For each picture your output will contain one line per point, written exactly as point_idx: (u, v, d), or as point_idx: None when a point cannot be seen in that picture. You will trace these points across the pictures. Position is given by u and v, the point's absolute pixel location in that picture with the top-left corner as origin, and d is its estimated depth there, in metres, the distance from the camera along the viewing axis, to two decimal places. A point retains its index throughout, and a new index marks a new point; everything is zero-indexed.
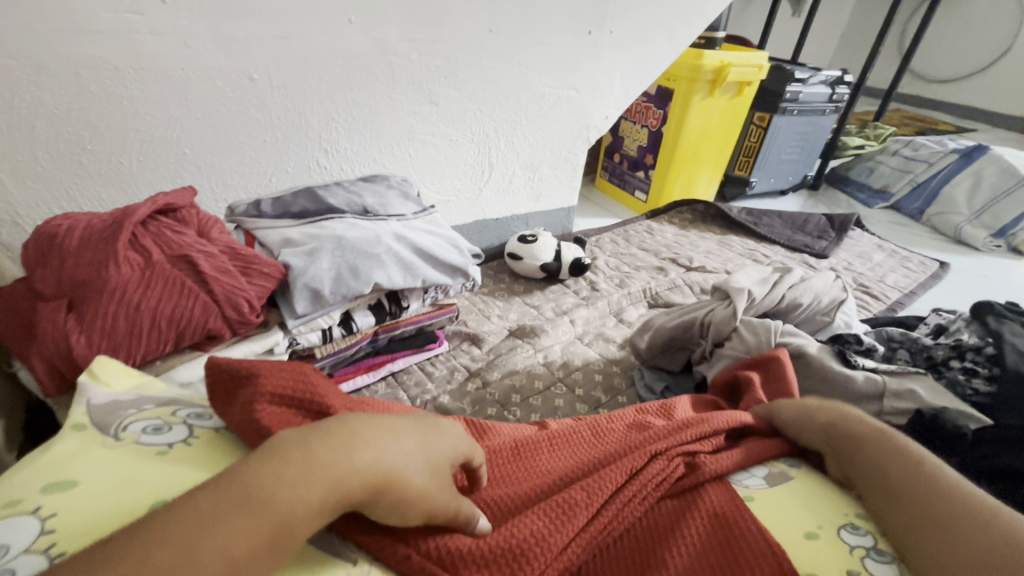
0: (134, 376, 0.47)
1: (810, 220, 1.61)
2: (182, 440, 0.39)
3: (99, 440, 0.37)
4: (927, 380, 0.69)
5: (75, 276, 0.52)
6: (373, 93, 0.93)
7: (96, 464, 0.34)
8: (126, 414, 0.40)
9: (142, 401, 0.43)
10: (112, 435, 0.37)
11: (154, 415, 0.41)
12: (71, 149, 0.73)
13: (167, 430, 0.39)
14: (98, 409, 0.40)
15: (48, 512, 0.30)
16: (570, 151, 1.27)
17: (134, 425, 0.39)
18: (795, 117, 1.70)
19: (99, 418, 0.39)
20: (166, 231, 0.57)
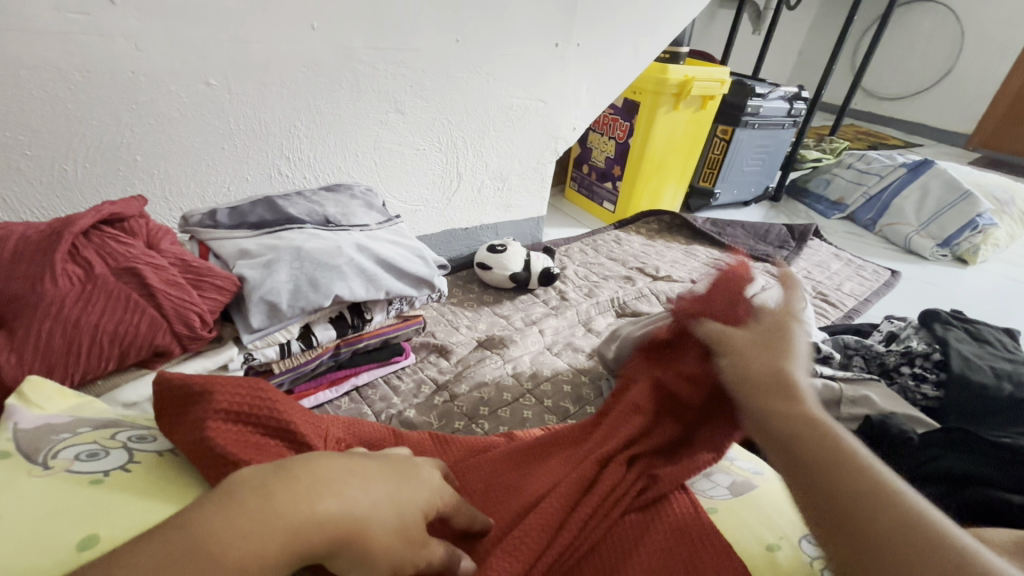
0: (68, 397, 0.44)
1: (771, 230, 1.66)
2: (120, 467, 0.36)
3: (24, 469, 0.33)
4: (881, 386, 0.71)
5: (7, 289, 0.48)
6: (338, 101, 0.92)
7: (20, 495, 0.31)
8: (57, 439, 0.37)
9: (77, 424, 0.39)
10: (39, 464, 0.34)
11: (89, 439, 0.38)
12: (8, 154, 0.69)
13: (103, 456, 0.36)
14: (25, 434, 0.36)
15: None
16: (539, 161, 1.27)
17: (66, 452, 0.36)
18: (756, 131, 1.76)
19: (26, 443, 0.36)
20: (111, 242, 0.55)
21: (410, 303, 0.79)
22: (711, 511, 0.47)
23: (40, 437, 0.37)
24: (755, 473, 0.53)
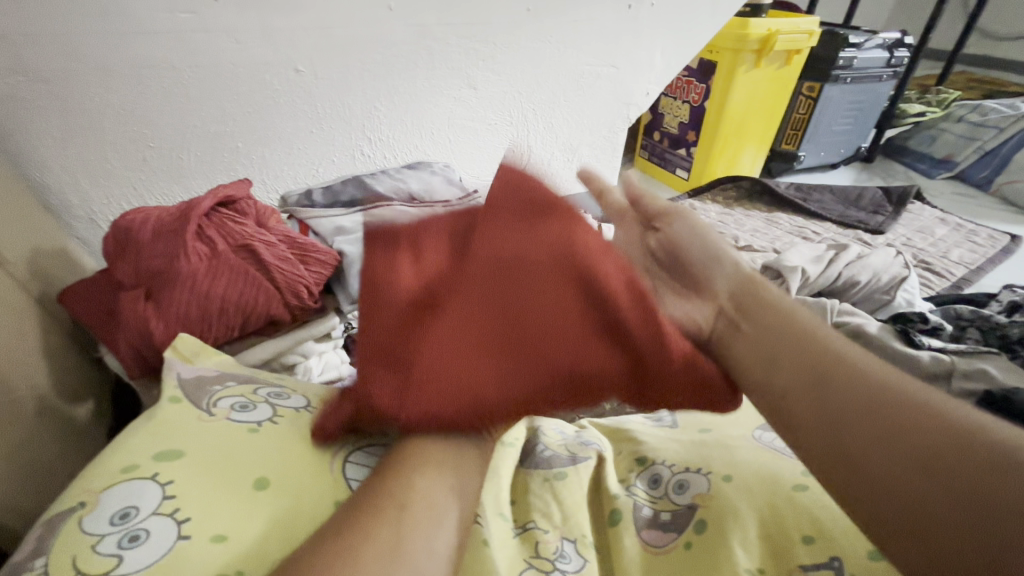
0: (211, 353, 0.53)
1: (864, 195, 1.53)
2: (268, 419, 0.44)
3: (194, 414, 0.43)
4: (1000, 359, 0.64)
5: (151, 266, 0.55)
6: (414, 80, 0.94)
7: (196, 437, 0.40)
8: (213, 390, 0.46)
9: (225, 377, 0.49)
10: (205, 411, 0.43)
11: (238, 392, 0.47)
12: (136, 147, 0.78)
13: (252, 408, 0.45)
14: (188, 385, 0.46)
15: (165, 479, 0.37)
16: (610, 129, 1.24)
17: (224, 403, 0.45)
18: (848, 86, 1.61)
19: (191, 392, 0.45)
20: (228, 222, 0.60)
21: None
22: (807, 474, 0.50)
23: (200, 388, 0.46)
24: None
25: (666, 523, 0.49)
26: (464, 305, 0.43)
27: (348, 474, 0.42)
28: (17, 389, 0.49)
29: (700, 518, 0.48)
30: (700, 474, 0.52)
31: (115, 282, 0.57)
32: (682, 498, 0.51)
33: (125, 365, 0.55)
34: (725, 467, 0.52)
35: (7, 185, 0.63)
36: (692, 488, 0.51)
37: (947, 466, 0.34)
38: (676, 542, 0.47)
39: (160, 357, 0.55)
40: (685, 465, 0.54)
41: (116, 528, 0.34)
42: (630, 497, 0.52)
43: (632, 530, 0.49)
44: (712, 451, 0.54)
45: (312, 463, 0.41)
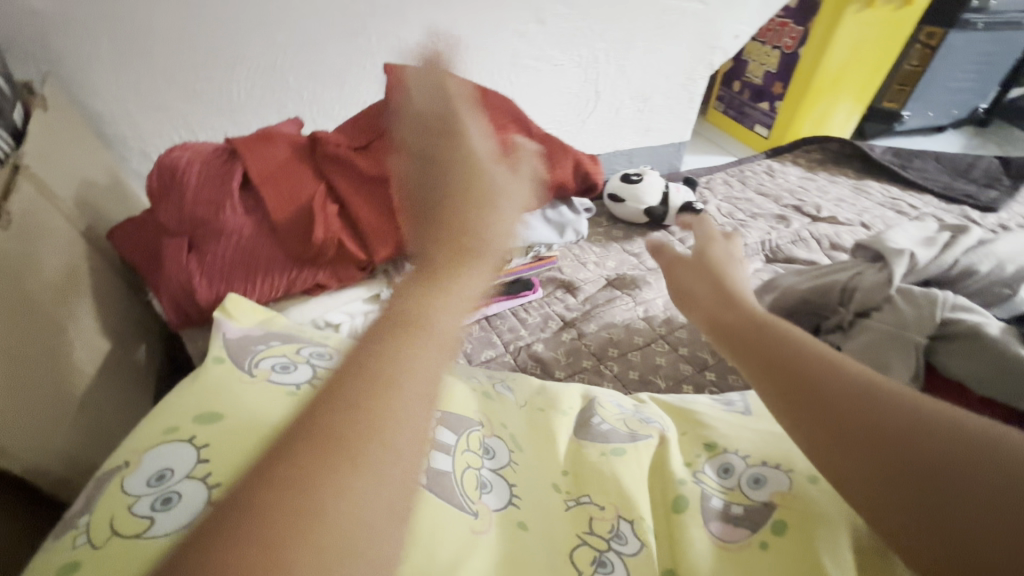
0: (261, 312, 0.51)
1: (976, 165, 1.33)
2: (307, 380, 0.41)
3: (237, 375, 0.41)
4: None
5: (195, 215, 0.52)
6: (476, 11, 0.85)
7: (237, 399, 0.38)
8: (257, 351, 0.44)
9: (269, 336, 0.47)
10: (247, 372, 0.41)
11: (280, 351, 0.44)
12: (185, 77, 0.74)
13: (292, 369, 0.43)
14: (233, 343, 0.44)
15: (201, 443, 0.34)
16: (689, 77, 1.11)
17: (266, 363, 0.42)
18: (978, 33, 1.37)
19: (235, 351, 0.43)
20: (281, 176, 0.55)
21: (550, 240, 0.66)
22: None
23: (245, 347, 0.44)
24: None
25: (737, 517, 0.45)
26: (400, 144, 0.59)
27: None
28: (66, 334, 0.48)
29: (779, 518, 0.44)
30: (777, 471, 0.48)
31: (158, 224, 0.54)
32: (758, 494, 0.47)
33: (169, 317, 0.53)
34: (809, 468, 0.48)
35: (57, 113, 0.60)
36: (770, 484, 0.47)
37: (988, 502, 0.29)
38: (749, 540, 0.43)
39: (203, 313, 0.52)
40: (761, 459, 0.50)
41: (152, 489, 0.32)
42: (698, 485, 0.48)
43: (700, 520, 0.45)
44: (797, 452, 0.50)
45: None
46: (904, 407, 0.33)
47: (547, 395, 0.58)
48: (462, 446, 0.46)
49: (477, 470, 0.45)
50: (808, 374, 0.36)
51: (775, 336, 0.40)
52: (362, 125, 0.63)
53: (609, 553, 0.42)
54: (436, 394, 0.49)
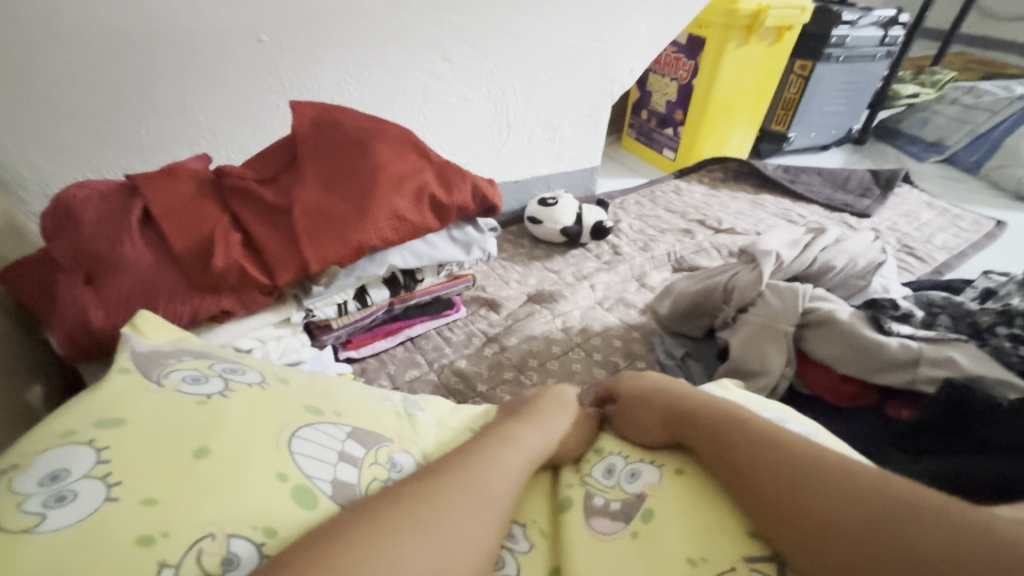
0: (173, 331, 0.51)
1: (852, 177, 1.50)
2: (219, 393, 0.42)
3: (142, 384, 0.41)
4: (971, 347, 0.64)
5: (92, 249, 0.53)
6: (385, 52, 0.90)
7: (140, 405, 0.39)
8: (166, 363, 0.44)
9: (180, 352, 0.47)
10: (154, 381, 0.42)
11: (192, 366, 0.45)
12: (89, 118, 0.75)
13: (203, 381, 0.43)
14: (141, 356, 0.45)
15: (102, 445, 0.35)
16: (593, 107, 1.21)
17: (176, 374, 0.43)
18: (841, 65, 1.57)
19: (143, 363, 0.44)
20: (183, 208, 0.57)
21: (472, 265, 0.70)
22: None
23: (153, 360, 0.44)
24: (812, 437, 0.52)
25: (614, 512, 0.47)
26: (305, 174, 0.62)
27: (295, 447, 0.41)
28: None
29: (647, 507, 0.46)
30: (652, 465, 0.51)
31: (53, 260, 0.55)
32: (633, 487, 0.49)
33: (64, 351, 0.53)
34: (678, 462, 0.50)
35: None
36: (643, 477, 0.49)
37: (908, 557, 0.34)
38: (623, 531, 0.45)
39: (101, 345, 0.53)
40: (639, 457, 0.52)
41: (44, 488, 0.33)
42: (583, 486, 0.50)
43: (581, 516, 0.47)
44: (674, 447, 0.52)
45: (257, 434, 0.40)
46: (859, 486, 0.39)
47: (459, 416, 0.59)
48: (369, 459, 0.44)
49: (385, 483, 0.44)
50: (770, 488, 0.42)
51: (737, 441, 0.46)
52: (269, 160, 0.66)
53: (504, 552, 0.45)
54: (343, 409, 0.47)
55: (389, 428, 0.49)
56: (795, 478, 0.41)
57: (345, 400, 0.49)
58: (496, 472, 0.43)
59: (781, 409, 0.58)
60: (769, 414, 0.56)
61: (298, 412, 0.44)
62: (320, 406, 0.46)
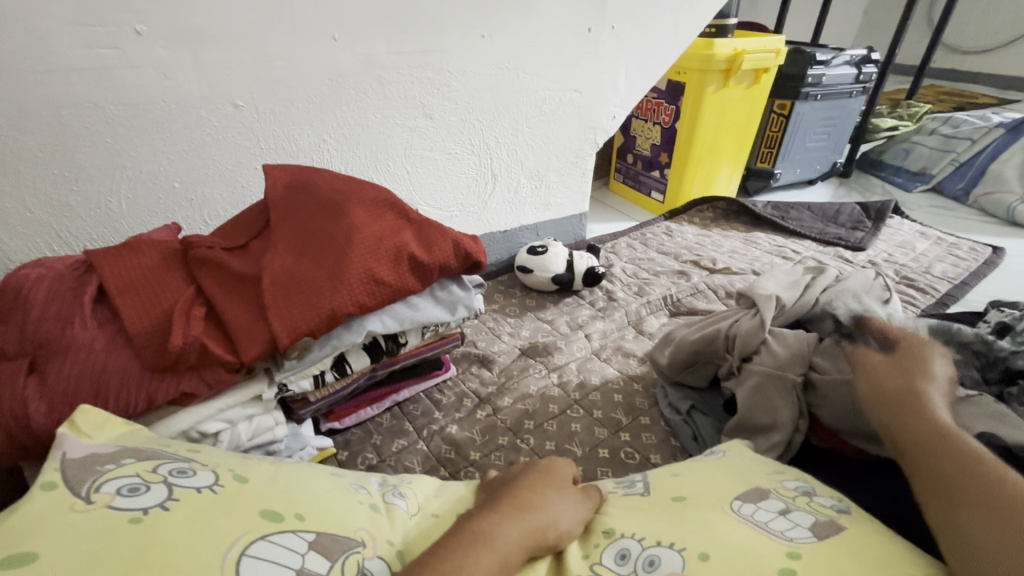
0: (117, 424, 0.47)
1: (842, 211, 1.50)
2: (159, 504, 0.37)
3: (67, 504, 0.36)
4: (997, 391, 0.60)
5: (38, 334, 0.48)
6: (365, 111, 0.90)
7: (57, 536, 0.33)
8: (101, 471, 0.39)
9: (120, 454, 0.42)
10: (83, 499, 0.36)
11: (131, 472, 0.40)
12: (58, 191, 0.72)
13: (144, 490, 0.38)
14: (72, 465, 0.39)
15: None
16: (578, 154, 1.21)
17: (110, 486, 0.38)
18: (819, 102, 1.60)
19: (73, 476, 0.38)
20: (146, 283, 0.53)
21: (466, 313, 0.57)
22: (794, 556, 0.41)
23: (88, 469, 0.39)
24: (841, 513, 0.47)
25: None
26: (277, 239, 0.59)
27: (244, 572, 0.34)
28: None
29: None
30: (672, 548, 0.44)
31: None
32: None
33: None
34: (703, 543, 0.43)
35: None
36: (663, 565, 0.43)
37: None
38: None
39: (40, 442, 0.47)
40: (656, 539, 0.45)
41: None
42: None
43: None
44: (695, 523, 0.46)
45: (199, 562, 0.34)
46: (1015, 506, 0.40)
47: (442, 499, 0.54)
48: (334, 574, 0.38)
49: None
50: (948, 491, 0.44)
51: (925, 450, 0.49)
52: (240, 227, 0.63)
53: None
54: (307, 510, 0.42)
55: (361, 529, 0.43)
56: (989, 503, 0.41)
57: (311, 496, 0.44)
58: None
59: (806, 481, 0.53)
60: (792, 485, 0.51)
61: (254, 522, 0.38)
62: (279, 510, 0.40)
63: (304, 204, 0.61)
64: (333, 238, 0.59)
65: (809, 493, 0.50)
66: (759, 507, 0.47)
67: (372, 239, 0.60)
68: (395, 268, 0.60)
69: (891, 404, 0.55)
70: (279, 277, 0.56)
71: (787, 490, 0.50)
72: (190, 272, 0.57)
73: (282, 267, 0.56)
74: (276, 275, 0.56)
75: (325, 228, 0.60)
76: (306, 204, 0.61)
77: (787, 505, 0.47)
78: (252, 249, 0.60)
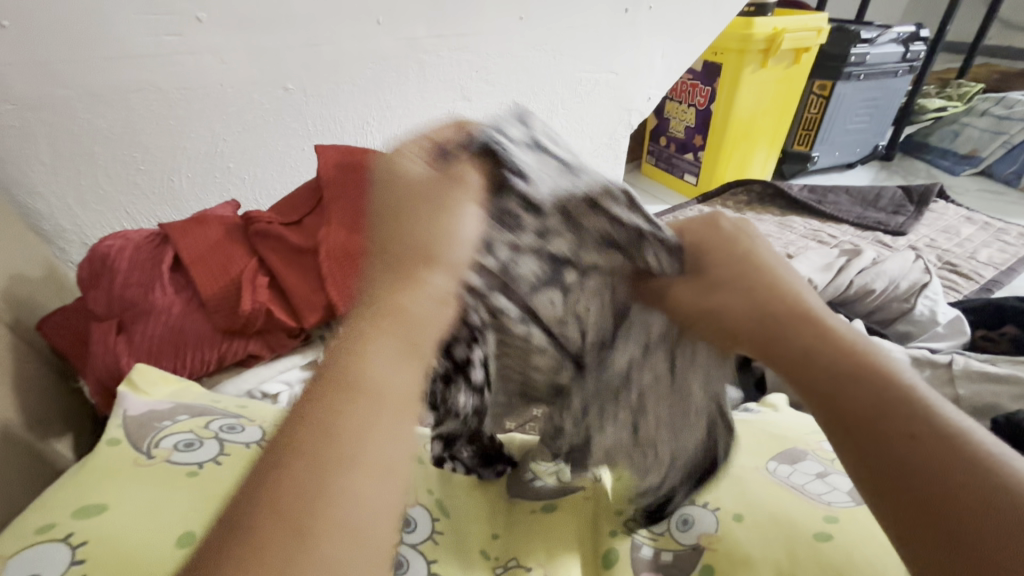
0: (173, 380, 0.52)
1: (883, 194, 1.46)
2: (212, 459, 0.43)
3: (131, 458, 0.42)
4: None
5: (123, 297, 0.54)
6: (406, 93, 0.93)
7: (124, 490, 0.39)
8: (160, 428, 0.45)
9: (177, 410, 0.48)
10: (145, 453, 0.43)
11: (186, 428, 0.46)
12: (127, 170, 0.78)
13: (197, 445, 0.44)
14: (136, 421, 0.46)
15: (77, 541, 0.35)
16: (612, 136, 1.21)
17: (168, 441, 0.44)
18: (862, 82, 1.55)
19: (136, 432, 0.45)
20: (213, 252, 0.58)
21: (598, 265, 0.45)
22: (831, 520, 0.43)
23: (149, 424, 0.45)
24: None
25: (668, 565, 0.44)
26: (331, 214, 0.62)
27: None
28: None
29: (706, 562, 0.43)
30: (705, 508, 0.46)
31: (88, 309, 0.56)
32: (687, 537, 0.45)
33: (96, 397, 0.54)
34: (736, 504, 0.46)
35: None
36: (697, 525, 0.45)
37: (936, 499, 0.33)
38: None
39: None
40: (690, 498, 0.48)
41: None
42: (628, 534, 0.46)
43: (630, 569, 0.44)
44: (728, 485, 0.48)
45: None
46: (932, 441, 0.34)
47: None
48: None
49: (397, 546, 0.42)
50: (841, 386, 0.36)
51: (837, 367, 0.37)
52: (295, 202, 0.67)
53: None
54: None
55: None
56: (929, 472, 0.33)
57: None
58: (372, 400, 0.32)
59: None
60: (831, 446, 0.53)
61: None
62: None
63: (356, 182, 0.65)
64: None
65: None
66: (796, 470, 0.49)
67: None
68: None
69: (772, 334, 0.39)
70: (335, 250, 0.60)
71: (825, 452, 0.52)
72: (252, 244, 0.61)
73: (336, 240, 0.60)
74: (331, 247, 0.60)
75: None
76: (356, 182, 0.65)
77: (825, 467, 0.49)
78: (308, 224, 0.63)
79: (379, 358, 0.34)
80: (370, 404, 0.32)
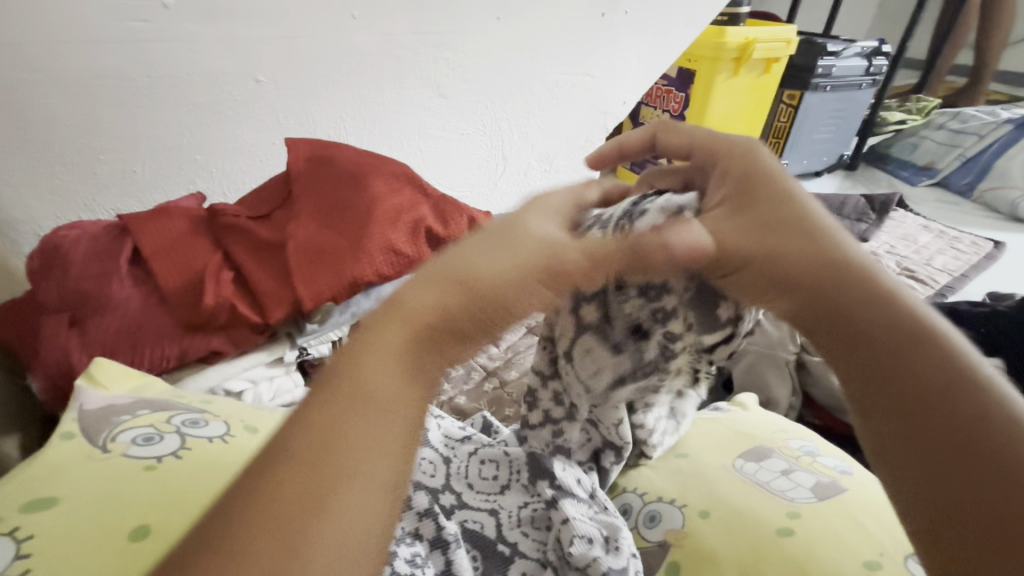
0: (132, 374, 0.50)
1: (847, 203, 1.51)
2: (172, 453, 0.41)
3: (86, 453, 0.40)
4: None
5: (78, 289, 0.52)
6: (382, 89, 0.92)
7: (77, 483, 0.38)
8: (118, 421, 0.43)
9: (136, 404, 0.46)
10: (100, 447, 0.41)
11: (146, 422, 0.44)
12: (86, 159, 0.75)
13: (158, 440, 0.42)
14: (93, 415, 0.44)
15: (22, 535, 0.34)
16: (589, 139, 1.22)
17: (126, 435, 0.42)
18: (829, 94, 1.61)
19: (92, 426, 0.43)
20: (176, 245, 0.56)
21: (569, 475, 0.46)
22: (793, 516, 0.44)
23: (105, 418, 0.43)
24: (843, 474, 0.50)
25: None
26: (301, 209, 0.61)
27: None
28: None
29: (673, 559, 0.44)
30: (673, 506, 0.47)
31: (39, 303, 0.53)
32: (653, 534, 0.46)
33: (46, 393, 0.52)
34: (702, 501, 0.47)
35: None
36: (663, 522, 0.46)
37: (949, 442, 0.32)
38: None
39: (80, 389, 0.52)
40: (657, 495, 0.49)
41: None
42: None
43: None
44: (694, 482, 0.49)
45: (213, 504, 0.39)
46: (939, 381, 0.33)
47: None
48: None
49: None
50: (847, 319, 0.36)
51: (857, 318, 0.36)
52: (263, 197, 0.65)
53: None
54: None
55: None
56: (931, 385, 0.33)
57: None
58: (370, 407, 0.29)
59: (808, 438, 0.56)
60: (796, 445, 0.54)
61: None
62: None
63: (326, 177, 0.64)
64: (353, 210, 0.61)
65: (813, 453, 0.53)
66: (762, 467, 0.50)
67: (390, 211, 0.62)
68: (412, 240, 0.63)
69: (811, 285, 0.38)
70: (303, 244, 0.59)
71: (791, 449, 0.53)
72: (217, 237, 0.59)
73: (305, 235, 0.59)
74: (300, 242, 0.59)
75: (346, 200, 0.62)
76: (326, 176, 0.64)
77: (790, 465, 0.50)
78: (277, 218, 0.62)
79: (390, 366, 0.30)
80: (369, 404, 0.29)
